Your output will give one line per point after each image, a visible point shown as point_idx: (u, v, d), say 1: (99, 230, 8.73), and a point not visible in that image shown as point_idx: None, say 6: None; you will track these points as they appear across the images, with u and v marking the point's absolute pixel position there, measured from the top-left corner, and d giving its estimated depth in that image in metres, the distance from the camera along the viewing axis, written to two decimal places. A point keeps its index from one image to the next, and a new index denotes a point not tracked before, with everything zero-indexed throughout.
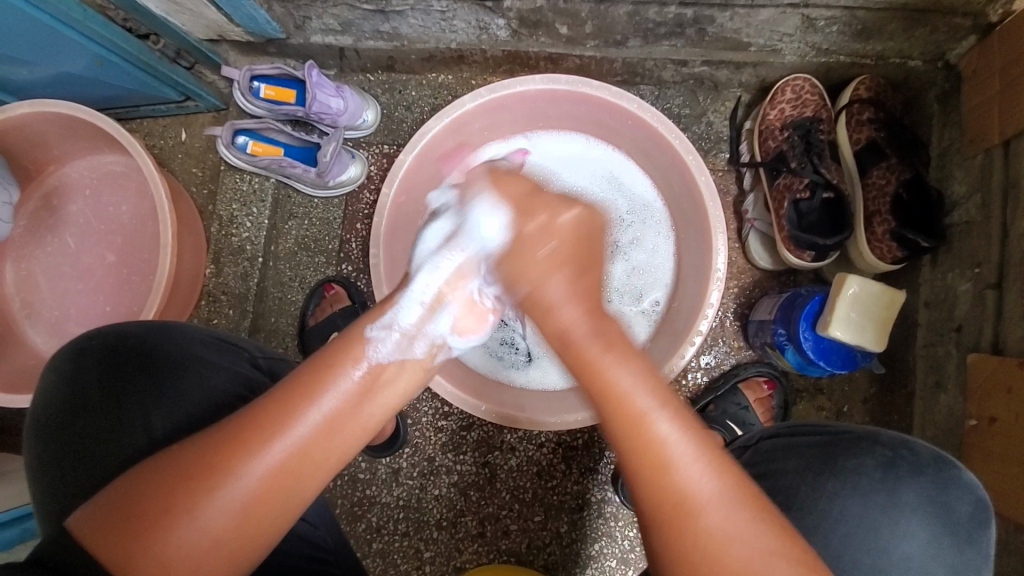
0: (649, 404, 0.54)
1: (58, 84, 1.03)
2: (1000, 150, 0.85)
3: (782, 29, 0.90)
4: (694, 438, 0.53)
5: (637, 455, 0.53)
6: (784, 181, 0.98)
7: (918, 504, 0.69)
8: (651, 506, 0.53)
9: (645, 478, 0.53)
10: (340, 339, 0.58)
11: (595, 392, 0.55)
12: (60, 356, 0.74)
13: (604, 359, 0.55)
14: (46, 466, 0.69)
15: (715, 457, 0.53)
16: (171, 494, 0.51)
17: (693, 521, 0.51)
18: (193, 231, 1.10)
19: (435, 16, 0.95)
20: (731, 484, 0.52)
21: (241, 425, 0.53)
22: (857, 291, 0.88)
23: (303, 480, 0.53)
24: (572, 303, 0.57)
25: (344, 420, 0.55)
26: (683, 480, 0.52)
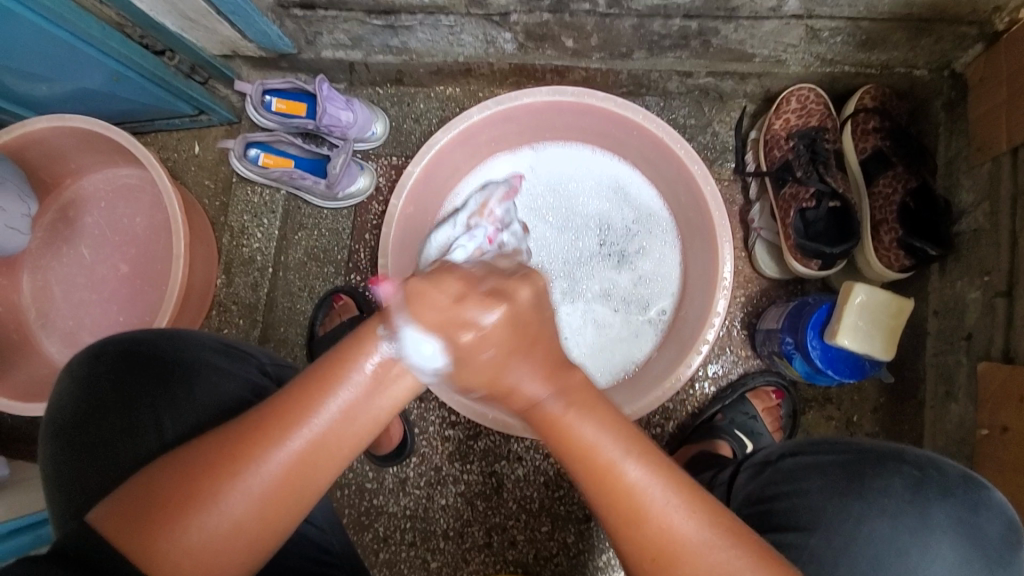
0: (618, 453, 0.52)
1: (76, 99, 1.06)
2: (1008, 158, 0.84)
3: (786, 40, 0.91)
4: (668, 481, 0.52)
5: (611, 510, 0.52)
6: (790, 190, 0.98)
7: (948, 525, 0.67)
8: (633, 555, 0.52)
9: (623, 529, 0.52)
10: (353, 334, 0.55)
11: (560, 449, 0.53)
12: (76, 362, 0.75)
13: (572, 418, 0.53)
14: (62, 470, 0.71)
15: (694, 497, 0.52)
16: (194, 483, 0.52)
17: (677, 569, 0.51)
18: (205, 241, 1.11)
19: (443, 31, 0.97)
20: (713, 522, 0.52)
21: (262, 416, 0.53)
22: (865, 300, 0.87)
23: (321, 469, 0.54)
24: (531, 374, 0.53)
25: (361, 411, 0.54)
26: (659, 526, 0.51)
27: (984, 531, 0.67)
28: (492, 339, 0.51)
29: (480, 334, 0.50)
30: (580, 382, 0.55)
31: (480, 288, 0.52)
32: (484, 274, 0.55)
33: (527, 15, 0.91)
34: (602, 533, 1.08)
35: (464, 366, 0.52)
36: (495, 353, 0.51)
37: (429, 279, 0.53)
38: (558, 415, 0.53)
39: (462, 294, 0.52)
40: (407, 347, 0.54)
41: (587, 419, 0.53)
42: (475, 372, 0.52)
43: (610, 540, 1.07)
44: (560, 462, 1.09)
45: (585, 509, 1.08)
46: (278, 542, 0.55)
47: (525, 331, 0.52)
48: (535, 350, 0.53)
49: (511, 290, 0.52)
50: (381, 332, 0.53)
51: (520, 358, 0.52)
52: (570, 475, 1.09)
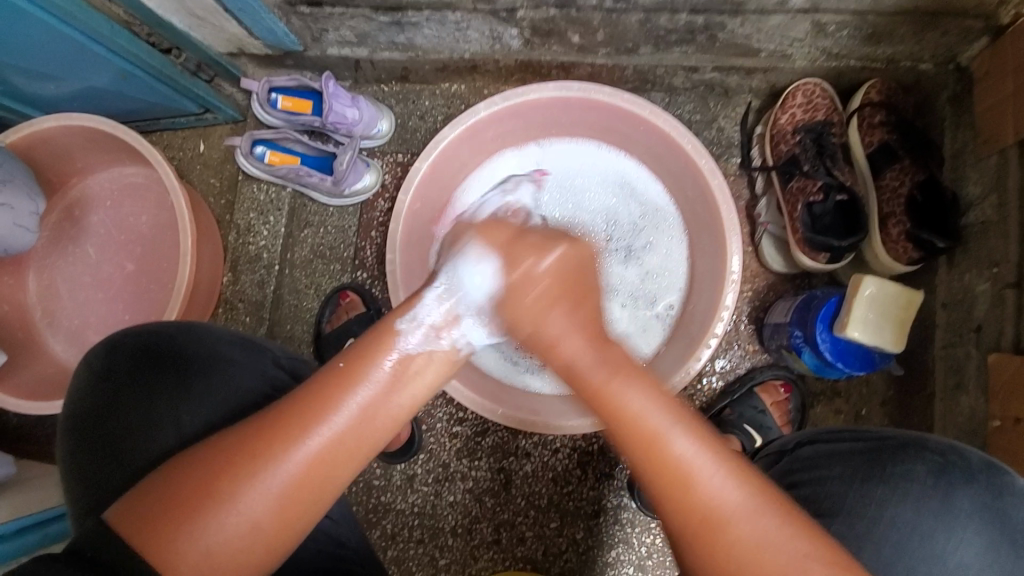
0: (663, 421, 0.55)
1: (82, 98, 1.06)
2: (1016, 149, 0.85)
3: (793, 34, 0.91)
4: (716, 450, 0.54)
5: (653, 476, 0.54)
6: (797, 184, 0.98)
7: (972, 510, 0.67)
8: (679, 525, 0.53)
9: (668, 493, 0.53)
10: (370, 336, 0.60)
11: (608, 414, 0.57)
12: (92, 354, 0.75)
13: (620, 384, 0.57)
14: (80, 462, 0.70)
15: (737, 465, 0.54)
16: (214, 480, 0.52)
17: (722, 537, 0.51)
18: (212, 240, 1.12)
19: (450, 27, 0.97)
20: (759, 495, 0.53)
21: (277, 414, 0.55)
22: (874, 291, 0.87)
23: (338, 467, 0.55)
24: (572, 328, 0.60)
25: (379, 411, 0.57)
26: (707, 492, 0.52)
27: (1004, 518, 0.67)
28: (541, 280, 0.62)
29: (530, 270, 0.63)
30: (623, 357, 0.60)
31: (530, 240, 0.66)
32: (535, 232, 0.69)
33: (533, 11, 0.91)
34: (611, 529, 1.07)
35: (517, 305, 0.63)
36: (541, 294, 0.62)
37: (489, 223, 0.70)
38: (600, 383, 0.57)
39: (518, 236, 0.67)
40: (421, 343, 0.61)
41: (633, 389, 0.57)
42: (523, 311, 0.62)
43: (619, 536, 1.07)
44: (568, 458, 1.09)
45: (593, 504, 1.08)
46: (296, 539, 0.55)
47: (565, 285, 0.62)
48: (579, 307, 0.61)
49: (568, 241, 0.64)
50: (400, 326, 0.61)
51: (563, 304, 0.61)
52: (578, 471, 1.09)
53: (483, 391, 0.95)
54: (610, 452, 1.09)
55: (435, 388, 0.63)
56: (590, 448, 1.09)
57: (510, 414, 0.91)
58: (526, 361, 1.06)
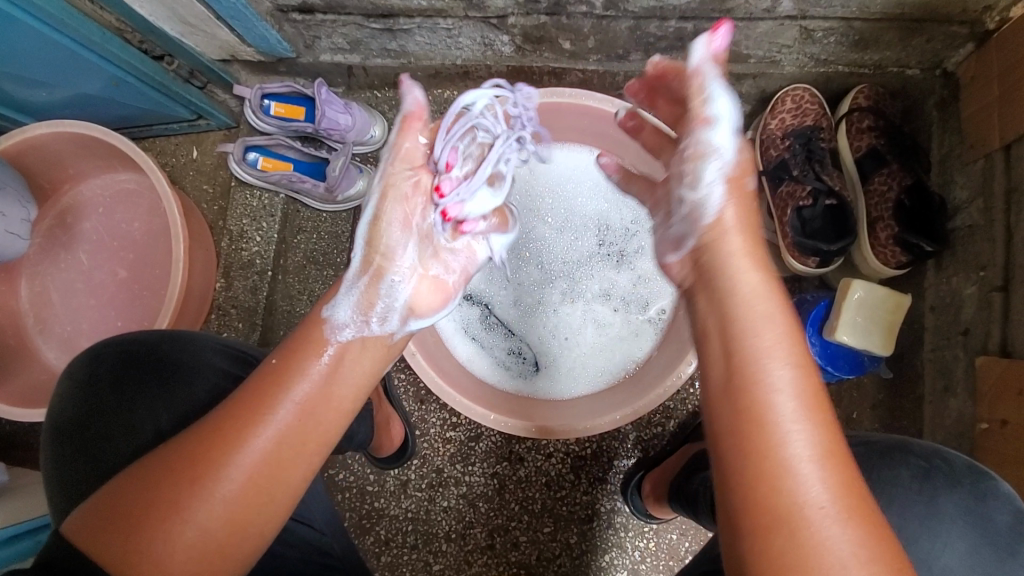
0: (783, 391, 0.50)
1: (73, 105, 1.06)
2: (1001, 154, 0.86)
3: (781, 41, 0.92)
4: (823, 438, 0.49)
5: (748, 455, 0.49)
6: (787, 189, 0.99)
7: (957, 514, 0.68)
8: (748, 506, 0.48)
9: (755, 472, 0.48)
10: (302, 331, 0.61)
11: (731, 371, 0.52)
12: (77, 362, 0.75)
13: (761, 310, 0.54)
14: (62, 470, 0.70)
15: (834, 465, 0.48)
16: (163, 490, 0.52)
17: (804, 532, 0.45)
18: (204, 246, 1.12)
19: (442, 34, 0.98)
20: (844, 487, 0.47)
21: (222, 417, 0.55)
22: (863, 295, 0.88)
23: (289, 467, 0.55)
24: (735, 233, 0.60)
25: (328, 400, 0.58)
26: (798, 483, 0.47)
27: (988, 520, 0.67)
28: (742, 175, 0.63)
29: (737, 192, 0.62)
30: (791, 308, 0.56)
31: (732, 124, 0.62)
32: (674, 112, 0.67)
33: (524, 18, 0.92)
34: (604, 534, 1.08)
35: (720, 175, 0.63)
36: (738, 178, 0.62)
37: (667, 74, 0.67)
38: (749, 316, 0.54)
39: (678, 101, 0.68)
40: (351, 322, 0.62)
41: (780, 343, 0.52)
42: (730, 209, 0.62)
43: (613, 540, 1.07)
44: (561, 463, 1.09)
45: (587, 509, 1.08)
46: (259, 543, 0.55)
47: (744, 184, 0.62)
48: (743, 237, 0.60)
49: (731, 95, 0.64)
50: (328, 315, 0.61)
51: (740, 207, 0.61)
52: (571, 476, 1.09)
53: (477, 397, 0.95)
54: (603, 456, 1.09)
55: (375, 370, 0.64)
56: (584, 452, 1.09)
57: (502, 420, 0.92)
58: (520, 366, 1.05)
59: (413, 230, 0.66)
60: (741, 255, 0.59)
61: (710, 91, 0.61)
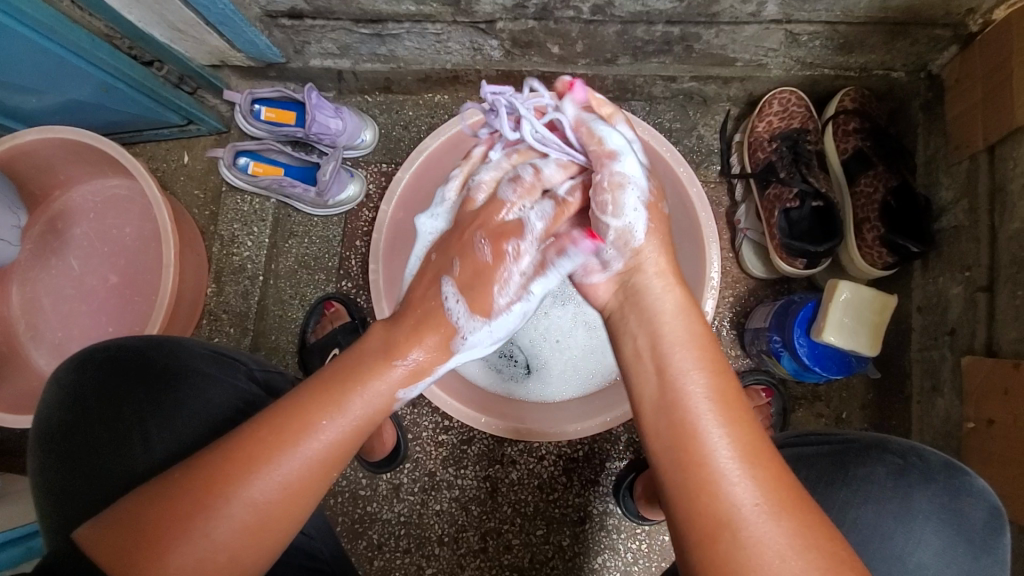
0: (705, 412, 0.52)
1: (64, 111, 1.06)
2: (985, 156, 0.87)
3: (767, 45, 0.93)
4: (747, 441, 0.50)
5: (680, 467, 0.50)
6: (774, 191, 1.00)
7: (931, 511, 0.68)
8: (689, 526, 0.48)
9: (694, 493, 0.49)
10: (352, 357, 0.61)
11: (659, 387, 0.55)
12: (62, 368, 0.75)
13: (677, 330, 0.58)
14: (47, 478, 0.70)
15: (766, 472, 0.49)
16: (186, 509, 0.51)
17: (737, 539, 0.46)
18: (195, 251, 1.11)
19: (431, 39, 0.98)
20: (768, 486, 0.48)
21: (254, 436, 0.54)
22: (848, 296, 0.89)
23: (316, 485, 0.55)
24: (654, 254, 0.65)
25: (359, 420, 0.57)
26: (726, 488, 0.48)
27: (972, 518, 0.68)
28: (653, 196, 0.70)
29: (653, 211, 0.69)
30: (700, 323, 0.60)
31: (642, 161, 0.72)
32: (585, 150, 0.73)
33: (512, 23, 0.92)
34: (597, 535, 1.08)
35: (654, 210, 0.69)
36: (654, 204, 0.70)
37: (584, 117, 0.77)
38: (667, 353, 0.56)
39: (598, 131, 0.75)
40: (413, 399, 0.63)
41: (689, 364, 0.55)
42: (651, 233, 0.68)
43: (605, 542, 1.07)
44: (554, 465, 1.09)
45: (579, 511, 1.08)
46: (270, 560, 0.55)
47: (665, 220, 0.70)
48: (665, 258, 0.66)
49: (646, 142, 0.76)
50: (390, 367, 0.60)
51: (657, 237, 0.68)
52: (564, 478, 1.09)
53: (469, 400, 0.96)
54: (595, 458, 1.09)
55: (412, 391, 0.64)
56: (576, 454, 1.09)
57: (493, 423, 0.92)
58: (511, 368, 1.06)
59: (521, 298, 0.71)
60: (657, 278, 0.64)
61: (603, 130, 0.71)
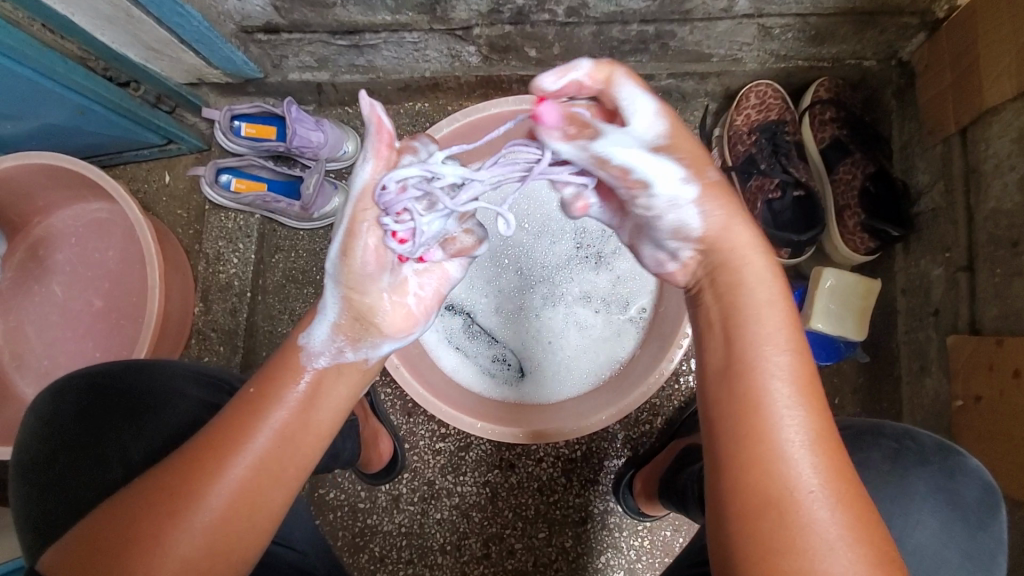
0: (787, 390, 0.50)
1: (39, 136, 1.04)
2: (958, 138, 0.88)
3: (740, 39, 0.94)
4: (815, 423, 0.49)
5: (741, 450, 0.49)
6: (756, 182, 1.02)
7: (927, 492, 0.69)
8: (738, 496, 0.48)
9: (752, 460, 0.48)
10: (279, 356, 0.61)
11: (737, 351, 0.53)
12: (43, 396, 0.74)
13: (766, 328, 0.53)
14: (27, 508, 0.69)
15: (834, 458, 0.49)
16: (136, 526, 0.52)
17: (794, 516, 0.46)
18: (181, 271, 1.11)
19: (408, 47, 0.98)
20: (839, 480, 0.48)
21: (202, 445, 0.55)
22: (834, 283, 0.91)
23: (267, 492, 0.55)
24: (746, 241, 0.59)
25: (296, 431, 0.57)
26: (787, 469, 0.47)
27: (964, 499, 0.69)
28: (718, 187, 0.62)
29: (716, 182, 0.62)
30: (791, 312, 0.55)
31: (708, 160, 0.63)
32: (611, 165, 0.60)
33: (489, 28, 0.93)
34: (599, 535, 1.08)
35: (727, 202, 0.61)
36: (714, 188, 0.61)
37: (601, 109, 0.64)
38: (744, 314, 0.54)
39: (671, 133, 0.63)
40: (327, 351, 0.61)
41: (773, 345, 0.52)
42: (726, 233, 0.59)
43: (608, 541, 1.07)
44: (553, 467, 1.09)
45: (580, 511, 1.08)
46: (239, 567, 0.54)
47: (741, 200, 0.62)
48: (743, 230, 0.60)
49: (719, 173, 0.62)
50: (303, 341, 0.61)
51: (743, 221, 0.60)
52: (563, 479, 1.09)
53: (463, 407, 0.95)
54: (593, 458, 1.09)
55: (351, 396, 0.63)
56: (574, 455, 1.09)
57: (489, 427, 0.92)
58: (505, 372, 1.06)
59: (386, 262, 0.62)
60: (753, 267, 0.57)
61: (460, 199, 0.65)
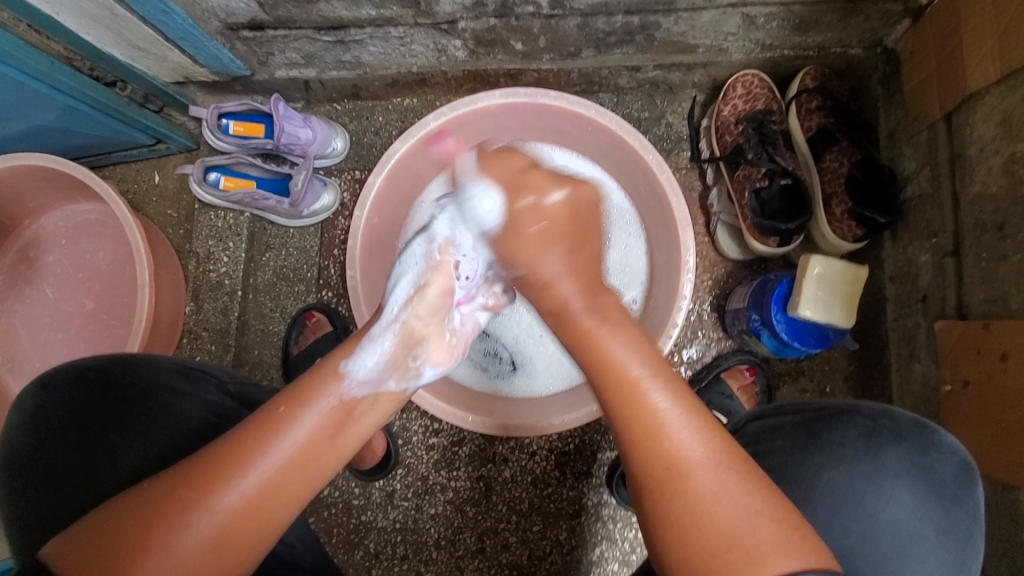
0: (644, 372, 0.57)
1: (27, 138, 1.03)
2: (943, 124, 0.88)
3: (725, 29, 0.94)
4: (679, 397, 0.57)
5: (633, 430, 0.56)
6: (743, 172, 1.01)
7: (901, 468, 0.69)
8: (644, 473, 0.54)
9: (642, 442, 0.55)
10: (317, 371, 0.61)
11: (591, 360, 0.60)
12: (24, 394, 0.74)
13: (602, 335, 0.60)
14: (14, 502, 0.69)
15: (713, 433, 0.55)
16: (146, 530, 0.51)
17: (688, 487, 0.52)
18: (171, 270, 1.10)
19: (394, 42, 0.98)
20: (724, 456, 0.54)
21: (218, 454, 0.55)
22: (822, 270, 0.91)
23: (276, 509, 0.55)
24: (559, 261, 0.63)
25: (316, 450, 0.57)
26: (678, 446, 0.54)
27: (936, 474, 0.69)
28: (546, 215, 0.63)
29: (534, 206, 0.64)
30: (612, 307, 0.63)
31: (538, 173, 0.67)
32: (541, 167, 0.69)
33: (474, 22, 0.93)
34: (593, 527, 1.08)
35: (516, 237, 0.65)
36: (542, 229, 0.63)
37: (491, 156, 0.70)
38: (590, 327, 0.60)
39: (525, 168, 0.67)
40: (369, 382, 0.61)
41: (618, 339, 0.60)
42: (523, 247, 0.64)
43: (602, 533, 1.07)
44: (546, 460, 1.09)
45: (574, 504, 1.08)
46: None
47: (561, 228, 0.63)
48: (579, 250, 0.64)
49: (571, 181, 0.66)
50: (345, 368, 0.60)
51: (564, 243, 0.63)
52: (556, 472, 1.09)
53: (454, 400, 0.95)
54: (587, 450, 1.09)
55: (380, 421, 0.64)
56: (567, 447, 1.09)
57: (480, 420, 0.91)
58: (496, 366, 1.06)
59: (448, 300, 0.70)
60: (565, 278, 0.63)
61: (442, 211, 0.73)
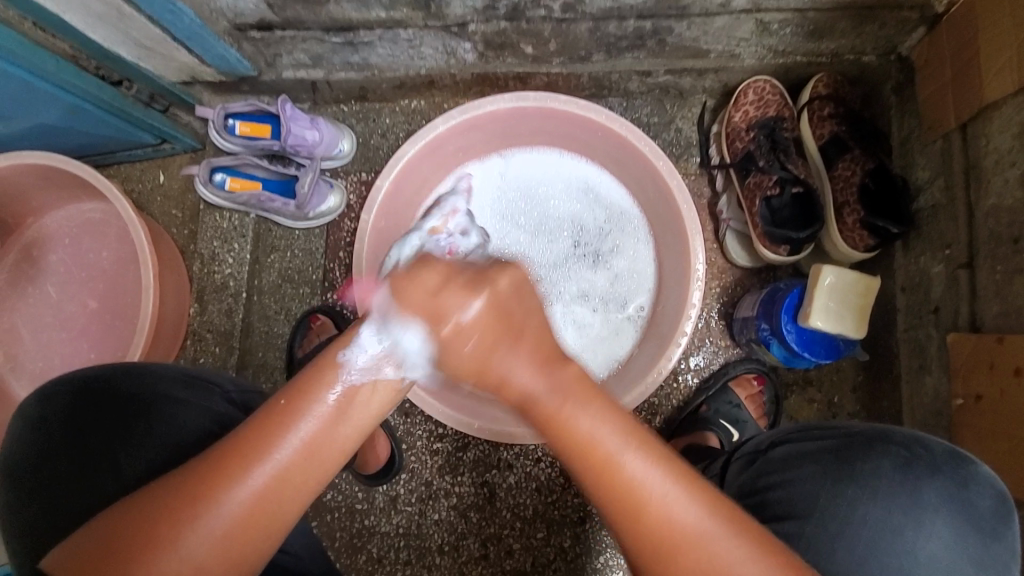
0: (616, 445, 0.53)
1: (31, 137, 1.03)
2: (958, 134, 0.87)
3: (738, 35, 0.93)
4: (658, 460, 0.53)
5: (617, 508, 0.53)
6: (755, 179, 1.01)
7: (938, 503, 0.68)
8: (638, 551, 0.53)
9: (624, 516, 0.52)
10: (314, 365, 0.57)
11: (562, 442, 0.55)
12: (30, 401, 0.73)
13: (569, 407, 0.55)
14: (15, 513, 0.69)
15: (696, 486, 0.53)
16: (153, 532, 0.51)
17: (687, 557, 0.51)
18: (175, 270, 1.10)
19: (403, 44, 0.97)
20: (711, 509, 0.52)
21: (224, 452, 0.54)
22: (834, 281, 0.90)
23: (284, 503, 0.54)
24: (520, 364, 0.56)
25: (322, 445, 0.55)
26: (666, 518, 0.52)
27: (974, 507, 0.68)
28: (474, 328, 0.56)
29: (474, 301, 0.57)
30: (575, 376, 0.57)
31: (462, 277, 0.59)
32: (463, 269, 0.61)
33: (484, 24, 0.92)
34: (598, 535, 1.07)
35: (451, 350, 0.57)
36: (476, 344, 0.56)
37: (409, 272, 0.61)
38: (554, 410, 0.55)
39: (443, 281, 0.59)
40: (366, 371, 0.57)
41: (587, 412, 0.55)
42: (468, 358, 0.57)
43: (607, 541, 1.07)
44: (551, 467, 1.09)
45: (579, 511, 1.08)
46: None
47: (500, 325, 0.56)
48: (519, 344, 0.56)
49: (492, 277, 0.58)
50: (343, 356, 0.57)
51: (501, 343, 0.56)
52: (561, 479, 1.08)
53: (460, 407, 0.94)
54: None
55: (384, 413, 0.60)
56: None
57: (486, 427, 0.90)
58: None
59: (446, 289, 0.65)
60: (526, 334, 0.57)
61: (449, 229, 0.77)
